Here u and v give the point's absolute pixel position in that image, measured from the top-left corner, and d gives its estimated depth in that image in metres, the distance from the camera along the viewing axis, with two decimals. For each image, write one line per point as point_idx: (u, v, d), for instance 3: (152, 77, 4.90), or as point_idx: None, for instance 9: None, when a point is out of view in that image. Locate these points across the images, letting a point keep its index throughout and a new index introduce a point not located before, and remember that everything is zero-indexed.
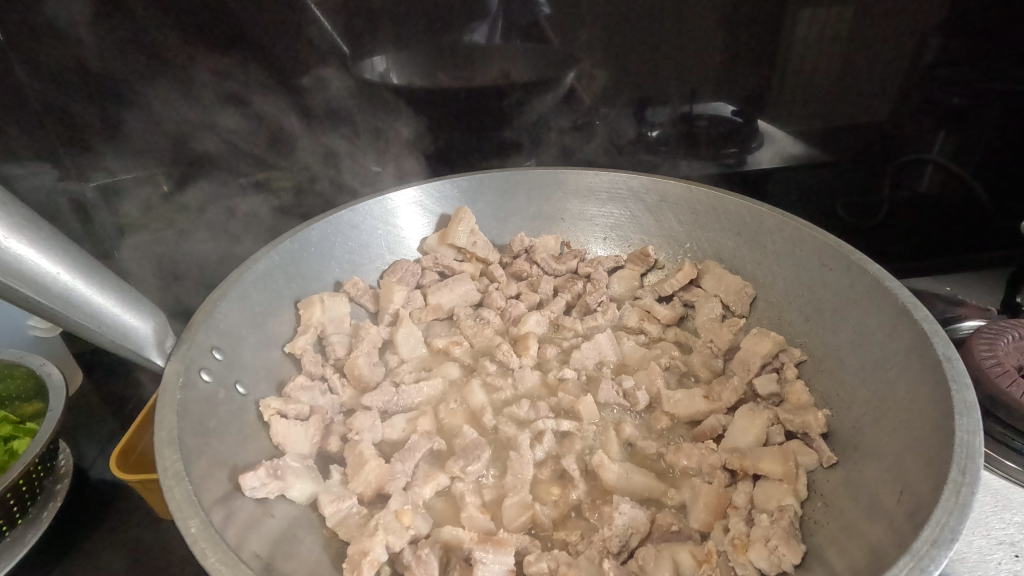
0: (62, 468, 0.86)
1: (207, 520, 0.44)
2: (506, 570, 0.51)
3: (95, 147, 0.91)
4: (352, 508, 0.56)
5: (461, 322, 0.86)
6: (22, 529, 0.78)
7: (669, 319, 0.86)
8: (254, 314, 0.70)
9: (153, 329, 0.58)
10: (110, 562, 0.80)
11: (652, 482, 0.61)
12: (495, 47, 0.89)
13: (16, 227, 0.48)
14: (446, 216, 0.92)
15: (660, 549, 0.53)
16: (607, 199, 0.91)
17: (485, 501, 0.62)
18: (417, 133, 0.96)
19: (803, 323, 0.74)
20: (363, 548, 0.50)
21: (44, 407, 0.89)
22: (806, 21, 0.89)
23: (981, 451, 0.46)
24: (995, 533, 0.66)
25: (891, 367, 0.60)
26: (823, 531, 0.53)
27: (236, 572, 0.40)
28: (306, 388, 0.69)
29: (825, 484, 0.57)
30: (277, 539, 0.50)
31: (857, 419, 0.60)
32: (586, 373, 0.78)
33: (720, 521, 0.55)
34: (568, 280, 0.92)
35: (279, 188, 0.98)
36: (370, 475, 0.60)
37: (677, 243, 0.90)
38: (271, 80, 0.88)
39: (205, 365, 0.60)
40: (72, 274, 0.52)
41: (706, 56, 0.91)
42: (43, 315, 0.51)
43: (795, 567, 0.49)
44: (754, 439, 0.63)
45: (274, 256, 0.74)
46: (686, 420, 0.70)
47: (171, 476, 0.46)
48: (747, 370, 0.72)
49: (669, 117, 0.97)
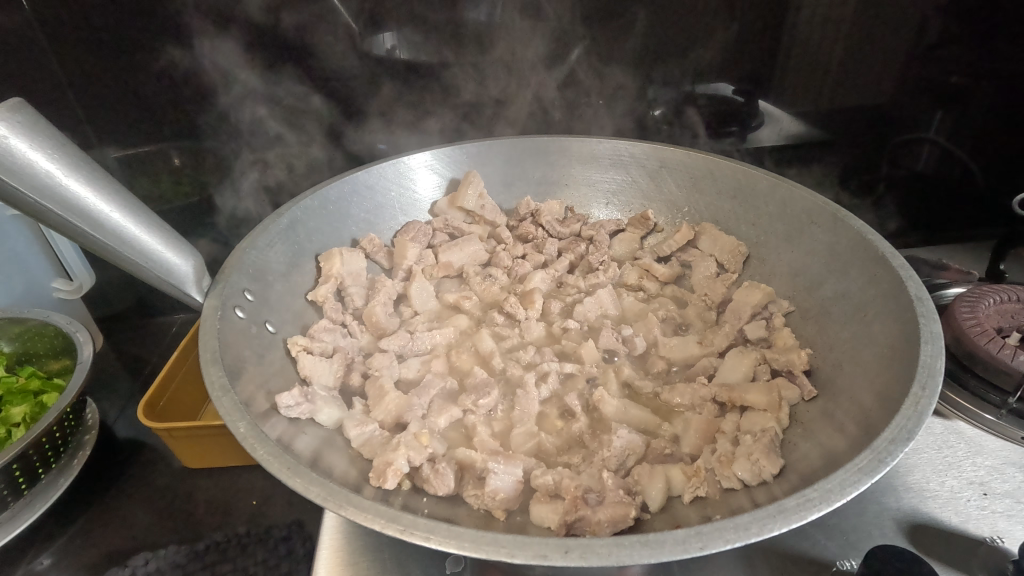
0: (89, 420, 0.91)
1: (253, 424, 0.50)
2: (515, 481, 0.56)
3: (114, 120, 0.95)
4: (374, 432, 0.61)
5: (470, 279, 0.92)
6: (56, 473, 0.84)
7: (667, 276, 0.90)
8: (280, 263, 0.75)
9: (192, 268, 0.63)
10: (142, 497, 0.87)
11: (647, 416, 0.67)
12: (503, 27, 0.93)
13: (73, 168, 0.53)
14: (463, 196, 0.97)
15: (653, 467, 0.58)
16: (610, 165, 0.96)
17: (495, 431, 0.68)
18: (426, 107, 1.00)
19: (793, 277, 0.79)
20: (388, 459, 0.56)
21: (72, 362, 0.94)
22: (810, 4, 0.92)
23: (940, 371, 0.51)
24: (967, 473, 0.69)
25: (869, 310, 0.65)
26: (799, 450, 0.59)
27: (284, 462, 0.46)
28: (328, 330, 0.74)
29: (805, 413, 0.63)
30: (312, 453, 0.56)
31: (837, 357, 0.66)
32: (588, 324, 0.84)
33: (709, 444, 0.61)
34: (571, 242, 0.96)
35: (293, 157, 1.03)
36: (390, 404, 0.66)
37: (676, 207, 0.94)
38: (290, 56, 0.92)
39: (239, 303, 0.66)
40: (122, 214, 0.57)
41: (704, 36, 0.95)
42: (97, 250, 0.56)
43: (775, 478, 0.54)
44: (743, 375, 0.69)
45: (296, 211, 0.80)
46: (680, 363, 0.75)
47: (219, 388, 0.53)
48: (738, 318, 0.77)
49: (671, 95, 1.01)
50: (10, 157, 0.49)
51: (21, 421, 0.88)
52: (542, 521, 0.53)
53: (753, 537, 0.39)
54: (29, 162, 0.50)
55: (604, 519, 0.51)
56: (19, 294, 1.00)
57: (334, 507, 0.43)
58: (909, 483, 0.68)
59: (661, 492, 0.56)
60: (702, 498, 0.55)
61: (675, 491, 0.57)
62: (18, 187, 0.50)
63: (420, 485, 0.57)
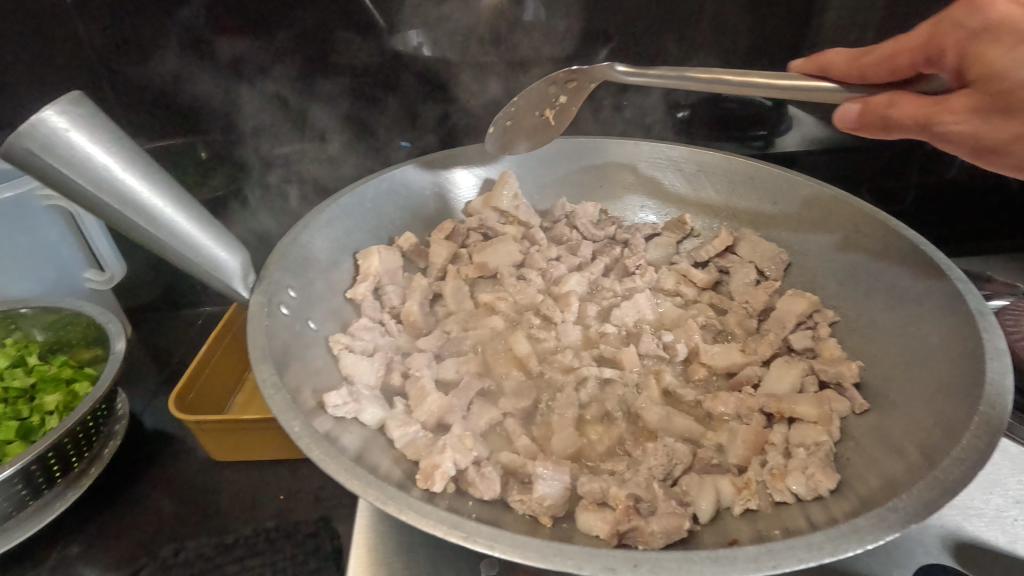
0: (119, 411, 0.92)
1: (307, 422, 0.50)
2: (564, 488, 0.56)
3: (143, 117, 0.96)
4: (417, 433, 0.61)
5: (504, 279, 0.88)
6: (87, 462, 0.85)
7: (705, 282, 0.88)
8: (320, 260, 0.75)
9: (239, 265, 0.63)
10: (169, 491, 0.87)
11: (691, 424, 0.65)
12: (528, 26, 0.92)
13: (130, 163, 0.53)
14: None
15: (702, 477, 0.57)
16: (647, 168, 0.95)
17: (535, 436, 0.67)
18: (453, 106, 0.99)
19: (837, 287, 0.77)
20: (434, 462, 0.55)
21: (103, 353, 0.94)
22: (833, 8, 0.91)
23: (1009, 389, 0.50)
24: (1013, 491, 0.67)
25: (923, 323, 0.64)
26: (853, 465, 0.58)
27: (339, 462, 0.47)
28: (368, 328, 0.74)
29: (857, 428, 0.62)
30: (358, 450, 0.56)
31: (889, 370, 0.65)
32: (627, 329, 0.83)
33: (758, 457, 0.60)
34: (606, 246, 0.95)
35: (323, 154, 1.03)
36: (432, 405, 0.65)
37: (713, 211, 0.93)
38: (315, 53, 0.92)
39: (282, 300, 0.66)
40: (175, 209, 0.57)
41: (724, 44, 0.95)
42: (149, 245, 0.56)
43: (831, 493, 0.53)
44: (789, 386, 0.68)
45: (335, 209, 0.79)
46: (722, 371, 0.74)
47: (270, 385, 0.53)
48: (783, 326, 0.75)
49: (700, 97, 0.99)
50: (69, 150, 0.49)
51: (54, 410, 0.88)
52: (590, 529, 0.53)
53: (828, 557, 0.38)
54: (88, 155, 0.50)
55: (657, 530, 0.50)
56: (51, 284, 1.00)
57: (394, 510, 0.43)
58: (954, 500, 0.66)
59: (712, 503, 0.55)
60: (753, 511, 0.55)
61: (725, 503, 0.56)
62: (76, 179, 0.50)
63: (465, 488, 0.57)
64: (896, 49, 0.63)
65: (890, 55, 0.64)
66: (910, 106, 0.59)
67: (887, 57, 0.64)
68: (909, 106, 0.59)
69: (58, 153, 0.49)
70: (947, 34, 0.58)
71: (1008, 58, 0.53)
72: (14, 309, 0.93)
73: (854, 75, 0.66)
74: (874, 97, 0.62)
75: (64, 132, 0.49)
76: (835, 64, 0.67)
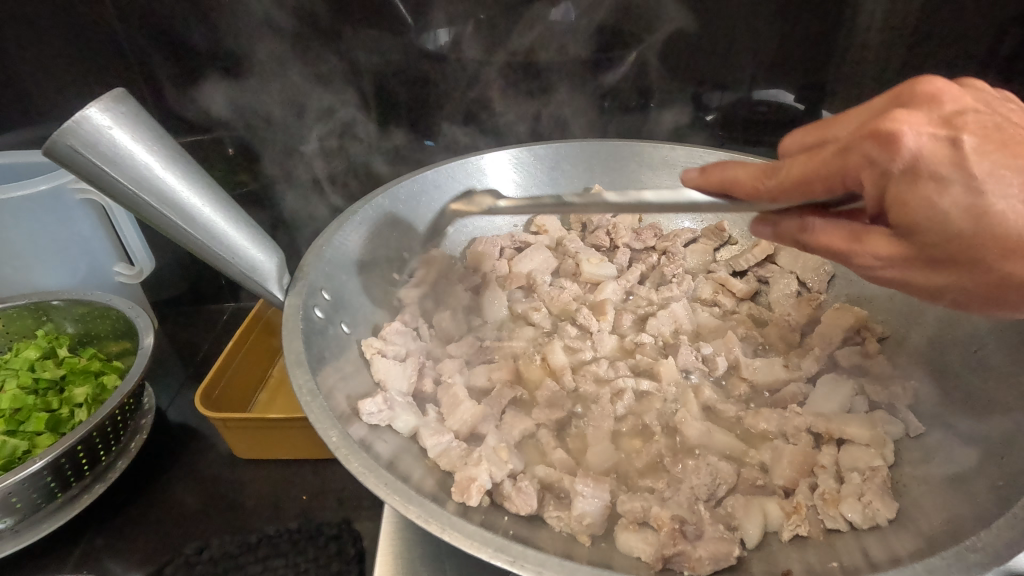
0: (146, 405, 0.92)
1: (345, 431, 0.51)
2: (604, 505, 0.54)
3: (174, 114, 0.96)
4: (451, 442, 0.60)
5: (539, 288, 0.86)
6: (116, 456, 0.84)
7: (744, 292, 0.84)
8: (354, 263, 0.74)
9: (275, 266, 0.63)
10: (194, 487, 0.86)
11: (733, 442, 0.63)
12: (555, 26, 0.89)
13: (169, 161, 0.53)
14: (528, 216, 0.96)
15: (749, 499, 0.55)
16: (684, 173, 0.92)
17: (571, 450, 0.65)
18: (480, 106, 0.98)
19: (886, 301, 0.74)
20: (470, 475, 0.54)
21: (132, 346, 0.94)
22: (873, 7, 0.85)
23: None
24: None
25: (982, 344, 0.61)
26: (911, 493, 0.55)
27: (379, 475, 0.47)
28: (400, 333, 0.72)
29: (912, 452, 0.59)
30: (400, 460, 0.55)
31: (946, 393, 0.62)
32: (663, 339, 0.80)
33: (807, 479, 0.58)
34: (644, 253, 0.92)
35: (351, 152, 1.02)
36: (465, 414, 0.64)
37: (752, 219, 0.90)
38: (340, 51, 0.91)
39: (317, 302, 0.65)
40: (212, 208, 0.56)
41: (763, 46, 0.90)
42: (187, 245, 0.56)
43: (890, 522, 0.52)
44: (839, 406, 0.65)
45: (369, 210, 0.78)
46: (765, 387, 0.71)
47: (307, 392, 0.54)
48: (829, 342, 0.72)
49: (726, 100, 0.96)
50: (110, 148, 0.48)
51: (83, 402, 0.88)
52: (629, 550, 0.51)
53: None
54: (129, 153, 0.49)
55: (705, 556, 0.48)
56: (84, 277, 1.00)
57: (437, 529, 0.44)
58: None
59: (759, 528, 0.53)
60: (802, 537, 0.53)
61: (771, 527, 0.54)
62: (116, 178, 0.49)
63: (500, 503, 0.55)
64: (806, 175, 0.44)
65: (801, 181, 0.45)
66: (828, 235, 0.46)
67: (797, 183, 0.45)
68: (823, 235, 0.47)
69: (99, 151, 0.48)
70: (857, 168, 0.42)
71: (930, 213, 0.40)
72: (46, 301, 0.93)
73: (761, 193, 0.47)
74: (783, 218, 0.49)
75: (105, 129, 0.48)
76: (736, 182, 0.49)
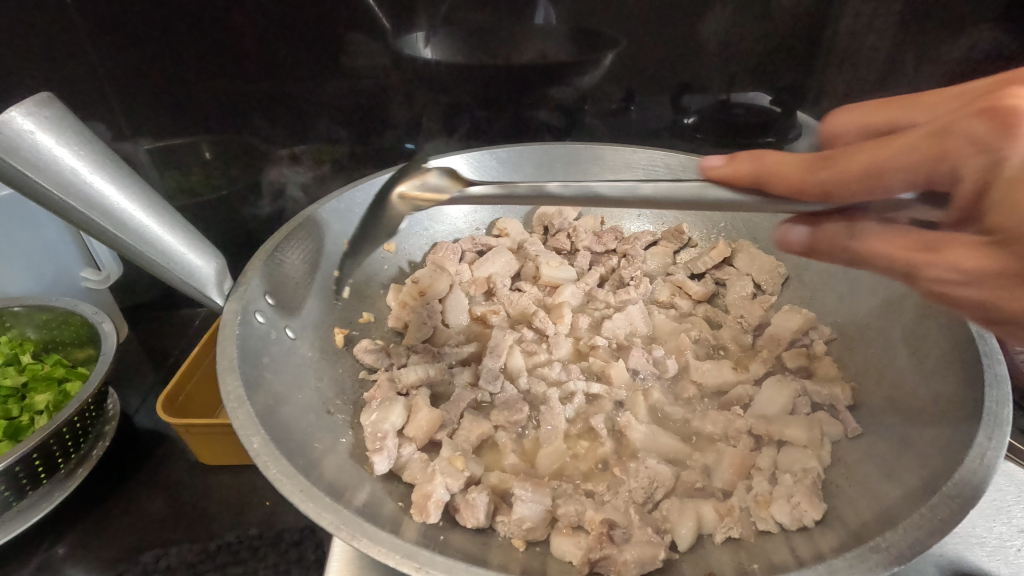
0: (110, 412, 0.90)
1: (267, 437, 0.51)
2: (544, 510, 0.54)
3: (139, 114, 0.94)
4: (412, 454, 0.61)
5: (498, 291, 0.86)
6: (76, 463, 0.82)
7: (700, 295, 0.84)
8: (305, 268, 0.74)
9: (214, 270, 0.63)
10: (148, 494, 0.86)
11: (677, 444, 0.63)
12: (536, 30, 0.89)
13: (98, 165, 0.52)
14: (490, 218, 0.95)
15: (684, 502, 0.55)
16: (644, 176, 0.93)
17: (524, 451, 0.65)
18: (452, 109, 0.97)
19: (836, 303, 0.75)
20: (426, 491, 0.54)
21: (95, 352, 0.94)
22: (852, 13, 0.87)
23: (1006, 421, 0.49)
24: (1017, 520, 0.62)
25: (918, 351, 0.62)
26: (842, 493, 0.56)
27: (297, 481, 0.48)
28: (370, 350, 0.73)
29: (848, 452, 0.60)
30: (333, 472, 0.56)
31: (881, 395, 0.63)
32: (617, 342, 0.80)
33: (743, 481, 0.59)
34: (604, 256, 0.92)
35: (320, 157, 1.02)
36: (422, 421, 0.64)
37: (711, 221, 0.91)
38: (314, 55, 0.91)
39: (260, 307, 0.65)
40: (146, 213, 0.56)
41: (739, 50, 0.90)
42: (119, 249, 0.55)
43: (817, 523, 0.52)
44: (782, 407, 0.65)
45: (324, 214, 0.78)
46: (714, 389, 0.71)
47: (235, 398, 0.54)
48: (777, 344, 0.73)
49: (705, 104, 0.97)
50: (34, 153, 0.48)
51: (44, 409, 0.87)
52: (563, 555, 0.51)
53: None
54: (54, 157, 0.49)
55: (630, 559, 0.48)
56: (48, 282, 0.99)
57: (349, 537, 0.44)
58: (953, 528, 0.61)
59: (692, 531, 0.53)
60: (735, 539, 0.53)
61: (706, 530, 0.54)
62: (41, 183, 0.49)
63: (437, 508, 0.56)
64: (877, 163, 0.38)
65: (868, 172, 0.39)
66: (883, 242, 0.42)
67: (861, 175, 0.39)
68: (876, 242, 0.42)
69: (22, 156, 0.47)
70: (959, 156, 0.36)
71: None
72: (8, 307, 0.92)
73: (810, 185, 0.43)
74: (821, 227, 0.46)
75: (27, 134, 0.47)
76: (780, 174, 0.44)
